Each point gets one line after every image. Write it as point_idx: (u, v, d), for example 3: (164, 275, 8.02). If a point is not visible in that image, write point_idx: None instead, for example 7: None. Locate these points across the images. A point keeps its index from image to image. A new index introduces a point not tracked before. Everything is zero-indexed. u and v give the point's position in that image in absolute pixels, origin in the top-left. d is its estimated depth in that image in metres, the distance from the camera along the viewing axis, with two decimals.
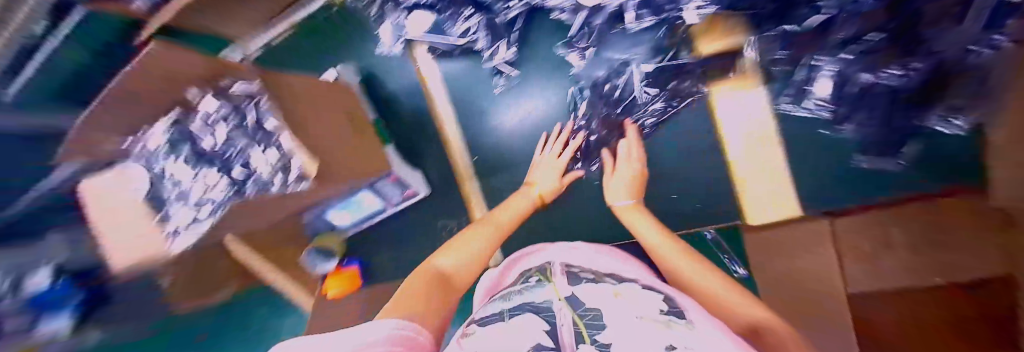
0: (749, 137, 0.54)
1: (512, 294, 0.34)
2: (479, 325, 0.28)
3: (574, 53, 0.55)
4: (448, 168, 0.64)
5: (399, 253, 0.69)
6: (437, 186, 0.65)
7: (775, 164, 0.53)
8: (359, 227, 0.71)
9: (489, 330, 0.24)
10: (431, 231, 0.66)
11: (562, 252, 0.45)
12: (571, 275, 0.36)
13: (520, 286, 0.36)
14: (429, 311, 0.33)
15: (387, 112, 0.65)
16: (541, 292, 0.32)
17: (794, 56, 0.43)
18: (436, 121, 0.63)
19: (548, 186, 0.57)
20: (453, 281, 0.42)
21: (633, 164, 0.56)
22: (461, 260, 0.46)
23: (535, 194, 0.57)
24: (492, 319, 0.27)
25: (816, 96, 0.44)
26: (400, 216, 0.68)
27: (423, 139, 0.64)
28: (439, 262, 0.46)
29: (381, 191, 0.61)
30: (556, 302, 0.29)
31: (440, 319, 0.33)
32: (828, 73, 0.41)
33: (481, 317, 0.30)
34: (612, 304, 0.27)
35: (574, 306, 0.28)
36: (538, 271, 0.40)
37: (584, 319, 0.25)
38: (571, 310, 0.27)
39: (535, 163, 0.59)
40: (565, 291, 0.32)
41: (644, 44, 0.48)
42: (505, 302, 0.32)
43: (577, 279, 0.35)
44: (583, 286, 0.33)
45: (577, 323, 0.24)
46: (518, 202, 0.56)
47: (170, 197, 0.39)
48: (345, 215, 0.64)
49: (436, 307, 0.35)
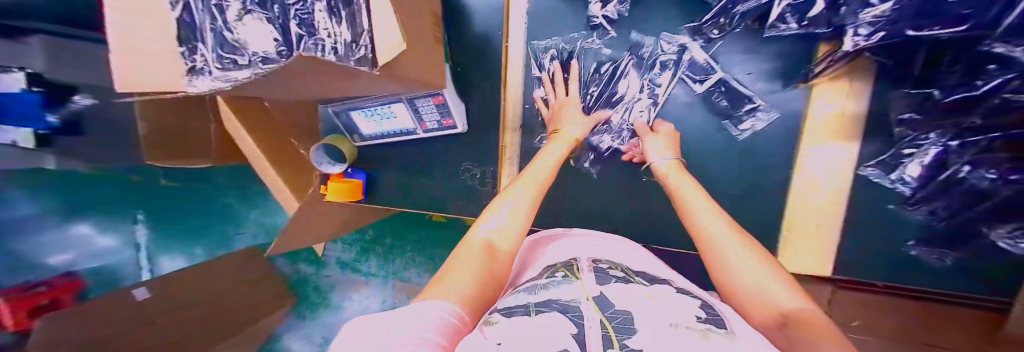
0: (831, 182, 0.47)
1: (538, 289, 0.28)
2: (499, 316, 0.23)
3: (696, 41, 0.49)
4: (496, 110, 0.60)
5: (425, 178, 0.67)
6: (475, 126, 0.62)
7: (829, 219, 0.49)
8: (378, 140, 0.68)
9: (509, 321, 0.21)
10: (450, 168, 0.65)
11: (575, 249, 0.40)
12: (599, 273, 0.31)
13: (544, 281, 0.30)
14: (475, 276, 0.27)
15: (455, 29, 0.59)
16: (567, 289, 0.26)
17: (920, 123, 0.38)
18: (503, 55, 0.58)
19: (579, 130, 0.49)
20: (499, 253, 0.31)
21: (671, 147, 0.47)
22: (505, 227, 0.34)
23: (571, 139, 0.47)
24: (517, 312, 0.23)
25: (905, 171, 0.41)
26: (431, 143, 0.65)
27: (482, 71, 0.59)
28: (481, 233, 0.32)
29: (418, 109, 0.58)
30: (584, 302, 0.24)
31: (484, 285, 0.28)
32: (931, 152, 0.38)
33: (504, 309, 0.24)
34: (646, 305, 0.23)
35: (603, 306, 0.23)
36: (564, 267, 0.33)
37: (614, 322, 0.20)
38: (599, 311, 0.22)
39: (559, 109, 0.52)
40: (594, 290, 0.26)
41: (764, 58, 0.47)
42: (529, 296, 0.27)
43: (605, 278, 0.29)
44: (613, 286, 0.27)
45: (607, 326, 0.20)
46: (553, 151, 0.44)
47: (200, 25, 0.36)
48: (372, 122, 0.63)
49: (485, 269, 0.29)
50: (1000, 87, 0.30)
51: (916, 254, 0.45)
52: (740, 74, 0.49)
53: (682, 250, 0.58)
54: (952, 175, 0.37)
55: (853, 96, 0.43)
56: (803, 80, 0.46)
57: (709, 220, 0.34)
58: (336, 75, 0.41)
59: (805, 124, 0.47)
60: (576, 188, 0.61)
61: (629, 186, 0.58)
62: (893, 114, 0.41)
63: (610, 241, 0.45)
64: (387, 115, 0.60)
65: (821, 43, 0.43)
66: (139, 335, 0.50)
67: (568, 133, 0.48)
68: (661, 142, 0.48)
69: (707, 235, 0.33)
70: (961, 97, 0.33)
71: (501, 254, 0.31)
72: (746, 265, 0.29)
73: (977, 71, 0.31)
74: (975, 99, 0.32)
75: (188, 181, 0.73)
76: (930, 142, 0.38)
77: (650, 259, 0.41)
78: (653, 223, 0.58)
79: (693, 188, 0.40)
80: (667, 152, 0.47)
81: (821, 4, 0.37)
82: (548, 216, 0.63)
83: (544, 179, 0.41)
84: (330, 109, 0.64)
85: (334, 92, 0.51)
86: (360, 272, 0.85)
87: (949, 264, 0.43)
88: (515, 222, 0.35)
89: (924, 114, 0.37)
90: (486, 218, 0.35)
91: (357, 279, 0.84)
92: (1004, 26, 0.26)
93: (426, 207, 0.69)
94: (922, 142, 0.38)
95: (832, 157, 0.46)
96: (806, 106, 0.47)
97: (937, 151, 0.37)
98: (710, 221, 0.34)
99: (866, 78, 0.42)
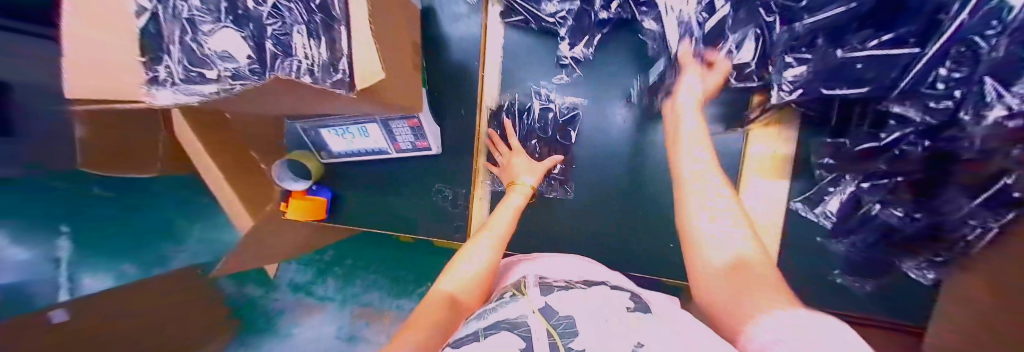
0: (769, 214, 0.54)
1: (486, 313, 0.28)
2: (450, 348, 0.24)
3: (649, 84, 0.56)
4: (471, 133, 0.62)
5: (395, 200, 0.67)
6: (448, 148, 0.63)
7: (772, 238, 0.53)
8: (349, 158, 0.67)
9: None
10: (421, 188, 0.65)
11: (546, 268, 0.42)
12: (544, 286, 0.32)
13: (493, 304, 0.30)
14: (429, 328, 0.30)
15: (432, 57, 0.62)
16: (515, 307, 0.27)
17: (840, 167, 0.44)
18: (479, 82, 0.61)
19: (531, 176, 0.52)
20: (460, 302, 0.34)
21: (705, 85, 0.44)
22: (465, 277, 0.38)
23: (528, 187, 0.51)
24: (467, 340, 0.23)
25: (828, 207, 0.48)
26: (403, 162, 0.65)
27: (459, 95, 0.62)
28: (442, 287, 0.36)
29: (392, 130, 0.58)
30: (531, 316, 0.25)
31: (437, 332, 0.29)
32: (848, 191, 0.44)
33: (454, 340, 0.25)
34: (583, 307, 0.26)
35: (548, 315, 0.25)
36: (513, 286, 0.34)
37: (559, 329, 0.23)
38: (545, 321, 0.24)
39: (512, 162, 0.56)
40: (538, 302, 0.27)
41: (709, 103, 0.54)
42: (478, 322, 0.27)
43: (549, 289, 0.30)
44: (556, 295, 0.28)
45: (554, 334, 0.22)
46: (513, 199, 0.49)
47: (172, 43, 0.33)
48: (341, 140, 0.62)
49: (442, 321, 0.31)
50: (899, 140, 0.35)
51: (844, 281, 0.51)
52: None
53: (648, 275, 0.59)
54: (867, 213, 0.42)
55: (783, 140, 0.52)
56: (740, 126, 0.54)
57: (694, 170, 0.36)
58: (306, 97, 0.41)
59: (744, 159, 0.55)
60: (546, 212, 0.63)
61: (596, 211, 0.61)
62: (816, 158, 0.48)
63: (585, 263, 0.47)
64: (360, 134, 0.60)
65: (756, 94, 0.49)
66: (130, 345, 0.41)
67: (525, 183, 0.51)
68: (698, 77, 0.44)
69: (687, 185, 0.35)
70: (869, 148, 0.39)
71: (463, 302, 0.34)
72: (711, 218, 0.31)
73: (882, 125, 0.37)
74: (879, 150, 0.38)
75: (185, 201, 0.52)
76: (846, 182, 0.44)
77: (608, 273, 0.44)
78: (616, 246, 0.60)
79: (697, 132, 0.40)
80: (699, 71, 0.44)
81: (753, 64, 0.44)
82: (520, 239, 0.63)
83: (504, 231, 0.45)
84: (297, 125, 0.63)
85: (300, 110, 0.50)
86: (314, 296, 0.66)
87: (870, 289, 0.49)
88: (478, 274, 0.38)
89: (842, 161, 0.43)
90: (449, 274, 0.38)
91: (311, 303, 0.65)
92: (898, 90, 0.32)
93: (396, 227, 0.67)
94: (840, 181, 0.45)
95: (770, 194, 0.54)
96: (745, 146, 0.55)
97: (852, 190, 0.44)
98: (696, 180, 0.35)
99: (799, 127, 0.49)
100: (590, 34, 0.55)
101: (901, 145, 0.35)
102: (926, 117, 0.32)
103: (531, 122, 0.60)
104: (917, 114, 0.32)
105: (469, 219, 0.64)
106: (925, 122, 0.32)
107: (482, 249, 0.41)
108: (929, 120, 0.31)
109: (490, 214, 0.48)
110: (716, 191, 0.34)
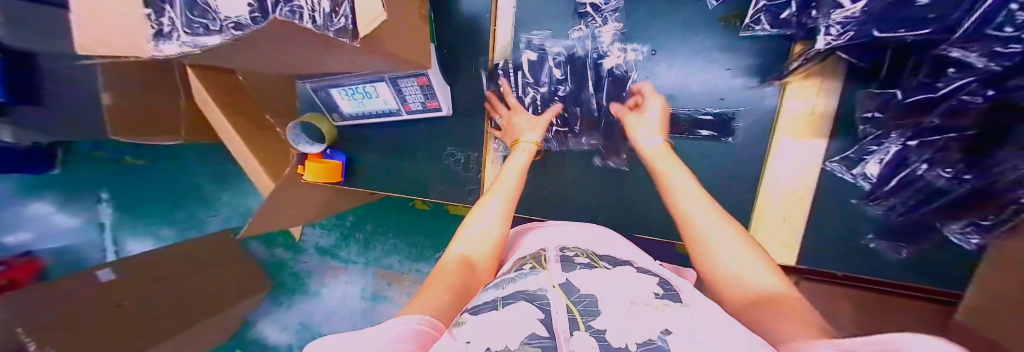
0: (802, 179, 0.48)
1: (505, 283, 0.28)
2: (468, 313, 0.23)
3: (680, 34, 0.50)
4: (481, 93, 0.59)
5: (406, 163, 0.67)
6: (460, 109, 0.61)
7: (801, 202, 0.49)
8: (357, 121, 0.66)
9: (479, 318, 0.21)
10: (433, 151, 0.65)
11: (558, 238, 0.42)
12: (565, 261, 0.31)
13: (512, 274, 0.30)
14: (448, 289, 0.30)
15: (440, 10, 0.58)
16: (535, 279, 0.27)
17: (886, 122, 0.39)
18: (490, 37, 0.57)
19: (534, 133, 0.51)
20: (474, 266, 0.35)
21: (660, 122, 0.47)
22: (479, 244, 0.37)
23: (533, 144, 0.49)
24: (484, 308, 0.23)
25: (866, 167, 0.43)
26: (413, 124, 0.64)
27: (469, 52, 0.58)
28: (458, 250, 0.36)
29: (402, 89, 0.56)
30: (551, 290, 0.25)
31: (458, 294, 0.30)
32: (892, 151, 0.39)
33: (472, 306, 0.25)
34: (607, 285, 0.25)
35: (570, 291, 0.24)
36: (532, 259, 0.34)
37: (580, 306, 0.22)
38: (566, 297, 0.23)
39: (514, 119, 0.54)
40: (560, 278, 0.27)
41: (746, 55, 0.48)
42: (496, 291, 0.27)
43: (570, 265, 0.30)
44: (579, 273, 0.28)
45: (574, 310, 0.22)
46: (518, 156, 0.48)
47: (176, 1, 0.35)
48: (353, 102, 0.61)
49: (460, 282, 0.31)
50: (959, 89, 0.30)
51: (876, 248, 0.47)
52: (729, 69, 0.49)
53: (659, 239, 0.58)
54: (909, 174, 0.38)
55: (824, 95, 0.44)
56: (778, 78, 0.46)
57: (681, 196, 0.37)
58: (312, 49, 0.39)
59: (777, 120, 0.48)
60: (558, 175, 0.61)
61: (613, 174, 0.58)
62: (860, 112, 0.42)
63: (593, 230, 0.46)
64: (369, 94, 0.58)
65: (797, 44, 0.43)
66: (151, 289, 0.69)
67: (529, 141, 0.50)
68: (646, 119, 0.47)
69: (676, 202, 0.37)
70: (923, 98, 0.34)
71: (478, 265, 0.35)
72: (711, 233, 0.33)
73: (939, 73, 0.32)
74: (933, 102, 0.33)
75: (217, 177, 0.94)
76: (891, 141, 0.39)
77: (618, 243, 0.43)
78: (626, 213, 0.59)
79: (682, 174, 0.40)
80: (655, 128, 0.46)
81: (792, 7, 0.39)
82: (530, 201, 0.63)
83: (513, 190, 0.44)
84: (308, 85, 0.62)
85: (301, 67, 0.49)
86: (338, 259, 0.98)
87: (904, 256, 0.45)
88: (491, 234, 0.39)
89: (888, 114, 0.38)
90: (461, 234, 0.38)
91: (336, 265, 0.98)
92: (960, 33, 0.28)
93: (410, 190, 0.67)
94: (883, 140, 0.40)
95: (801, 157, 0.48)
96: (779, 103, 0.47)
97: (897, 149, 0.39)
98: (689, 199, 0.36)
99: (846, 80, 0.43)
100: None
101: (959, 95, 0.31)
102: (991, 63, 0.27)
103: (545, 79, 0.55)
104: (981, 60, 0.28)
105: (483, 182, 0.63)
106: (990, 70, 0.28)
107: (492, 207, 0.41)
108: (993, 66, 0.27)
109: (496, 172, 0.47)
110: (694, 198, 0.36)
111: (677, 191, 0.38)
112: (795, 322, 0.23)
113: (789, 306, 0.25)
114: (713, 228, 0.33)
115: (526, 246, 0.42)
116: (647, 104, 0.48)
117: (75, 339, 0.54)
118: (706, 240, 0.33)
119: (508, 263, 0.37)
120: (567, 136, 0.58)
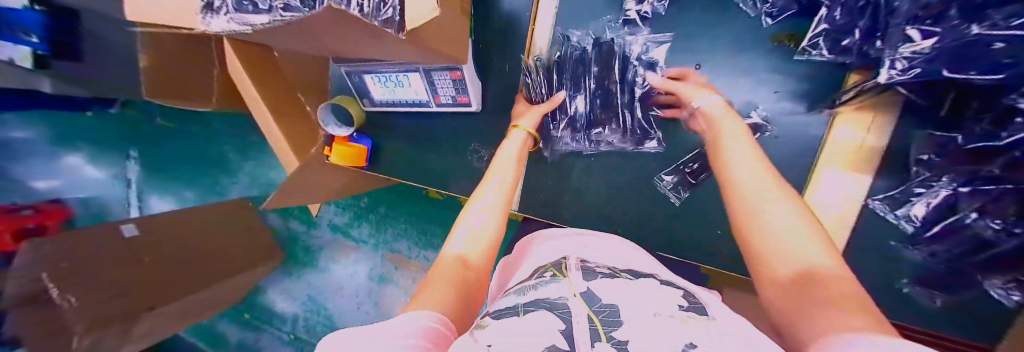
0: (840, 215, 0.46)
1: (526, 290, 0.27)
2: (490, 318, 0.23)
3: (732, 52, 0.48)
4: (513, 92, 0.59)
5: (431, 154, 0.67)
6: (489, 107, 0.60)
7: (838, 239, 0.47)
8: (384, 108, 0.66)
9: (499, 322, 0.21)
10: (459, 146, 0.64)
11: (584, 249, 0.41)
12: (586, 270, 0.31)
13: (532, 282, 0.30)
14: (456, 285, 0.29)
15: (483, 5, 0.57)
16: (556, 288, 0.26)
17: (942, 166, 0.37)
18: (528, 37, 0.56)
19: (531, 121, 0.51)
20: (471, 264, 0.33)
21: (704, 90, 0.42)
22: (473, 240, 0.36)
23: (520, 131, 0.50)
24: (507, 313, 0.23)
25: (909, 209, 0.41)
26: (440, 116, 0.64)
27: (504, 50, 0.58)
28: (452, 250, 0.34)
29: (434, 81, 0.57)
30: (571, 298, 0.24)
31: (462, 290, 0.29)
32: (940, 197, 0.38)
33: (494, 312, 0.25)
34: (629, 297, 0.24)
35: (591, 301, 0.23)
36: (553, 267, 0.33)
37: (601, 316, 0.21)
38: (587, 306, 0.23)
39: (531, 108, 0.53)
40: (580, 286, 0.26)
41: (797, 80, 0.45)
42: (516, 298, 0.27)
43: (592, 274, 0.29)
44: (599, 282, 0.27)
45: (595, 320, 0.21)
46: (513, 140, 0.48)
47: None
48: (385, 89, 0.61)
49: (460, 280, 0.30)
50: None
51: (910, 292, 0.45)
52: (778, 91, 0.47)
53: (681, 258, 0.57)
54: (958, 221, 0.37)
55: (875, 131, 0.42)
56: (828, 106, 0.44)
57: (738, 160, 0.32)
58: (356, 37, 0.40)
59: (824, 148, 0.46)
60: (582, 181, 0.60)
61: (641, 189, 0.57)
62: (914, 154, 0.40)
63: (612, 242, 0.45)
64: (403, 83, 0.59)
65: (854, 71, 0.41)
66: (186, 268, 0.77)
67: (523, 127, 0.50)
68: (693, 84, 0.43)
69: (729, 169, 0.32)
70: (981, 146, 0.32)
71: (473, 264, 0.33)
72: (776, 221, 0.26)
73: (1003, 124, 0.30)
74: (994, 150, 0.31)
75: (245, 150, 1.01)
76: (942, 185, 0.37)
77: (644, 259, 0.41)
78: (649, 227, 0.58)
79: (739, 133, 0.35)
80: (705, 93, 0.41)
81: (857, 35, 0.37)
82: (551, 205, 0.63)
83: (512, 180, 0.44)
84: (343, 69, 0.62)
85: (346, 53, 0.50)
86: (351, 237, 1.02)
87: (942, 306, 0.43)
88: (488, 227, 0.37)
89: (945, 157, 0.36)
90: (453, 235, 0.37)
91: (348, 243, 1.02)
92: None
93: (432, 181, 0.68)
94: (934, 183, 0.38)
95: (844, 191, 0.45)
96: (828, 133, 0.45)
97: (948, 194, 0.37)
98: (744, 167, 0.31)
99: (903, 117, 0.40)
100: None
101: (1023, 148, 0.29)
102: None
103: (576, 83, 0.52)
104: None
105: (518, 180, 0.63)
106: None
107: (490, 189, 0.41)
108: None
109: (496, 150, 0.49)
110: (748, 167, 0.31)
111: (733, 165, 0.32)
112: (834, 315, 0.19)
113: (838, 300, 0.20)
114: (777, 218, 0.26)
115: (552, 251, 0.42)
116: (677, 83, 0.45)
117: (113, 284, 0.66)
118: (754, 212, 0.28)
119: (529, 272, 0.36)
120: (598, 148, 0.57)
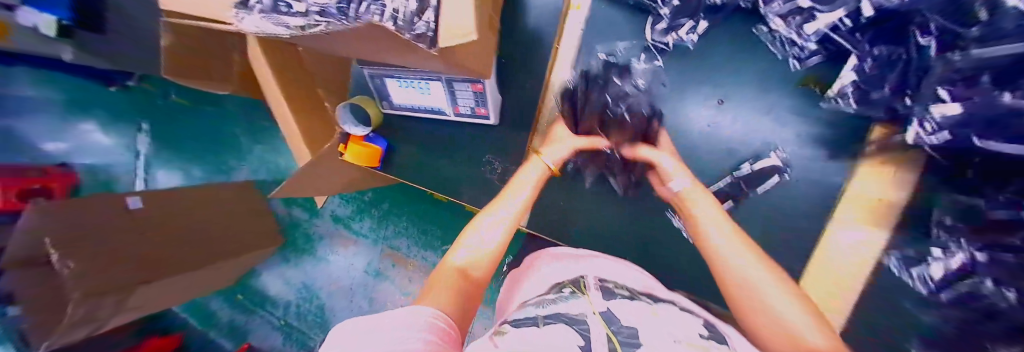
0: (851, 267, 0.45)
1: (546, 303, 0.27)
2: (508, 325, 0.23)
3: (755, 91, 0.48)
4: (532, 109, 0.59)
5: (443, 161, 0.67)
6: (507, 121, 0.61)
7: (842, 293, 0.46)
8: (402, 111, 0.67)
9: (519, 331, 0.21)
10: (471, 156, 0.65)
11: (594, 269, 0.40)
12: (605, 291, 0.30)
13: (552, 295, 0.30)
14: (451, 291, 0.30)
15: (510, 20, 0.57)
16: (576, 304, 0.26)
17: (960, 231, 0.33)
18: (552, 58, 0.56)
19: (558, 157, 0.50)
20: (470, 275, 0.34)
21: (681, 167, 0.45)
22: (475, 253, 0.36)
23: (545, 164, 0.48)
24: (525, 323, 0.23)
25: (925, 271, 0.37)
26: (456, 125, 0.64)
27: (527, 67, 0.58)
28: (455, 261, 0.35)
29: (455, 92, 0.57)
30: (591, 316, 0.24)
31: (458, 298, 0.30)
32: (954, 263, 0.34)
33: (513, 320, 0.25)
34: (649, 321, 0.23)
35: (610, 321, 0.23)
36: (571, 284, 0.33)
37: (620, 337, 0.20)
38: (606, 326, 0.22)
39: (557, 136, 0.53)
40: (600, 306, 0.26)
41: (820, 124, 0.46)
42: (536, 309, 0.26)
43: (611, 295, 0.29)
44: (619, 303, 0.27)
45: (614, 341, 0.20)
46: (529, 171, 0.47)
47: None
48: (404, 93, 0.62)
49: (460, 292, 0.31)
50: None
51: None
52: (799, 134, 0.47)
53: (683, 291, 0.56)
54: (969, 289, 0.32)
55: (896, 187, 0.40)
56: (850, 155, 0.44)
57: (711, 225, 0.36)
58: (386, 48, 0.40)
59: (842, 196, 0.46)
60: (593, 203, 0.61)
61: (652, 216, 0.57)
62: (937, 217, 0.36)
63: (622, 266, 0.45)
64: (425, 90, 0.59)
65: (877, 124, 0.40)
66: (198, 248, 0.79)
67: (545, 159, 0.49)
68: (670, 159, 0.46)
69: (705, 236, 0.36)
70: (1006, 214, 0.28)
71: (474, 277, 0.34)
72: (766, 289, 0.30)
73: None
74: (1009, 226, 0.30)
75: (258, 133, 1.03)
76: (958, 249, 0.33)
77: (650, 280, 0.41)
78: (655, 254, 0.57)
79: (710, 206, 0.39)
80: (682, 172, 0.45)
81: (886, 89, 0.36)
82: (560, 223, 0.63)
83: (526, 199, 0.43)
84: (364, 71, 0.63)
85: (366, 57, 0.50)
86: (350, 229, 1.02)
87: None
88: (491, 243, 0.37)
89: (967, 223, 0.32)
90: (463, 239, 0.37)
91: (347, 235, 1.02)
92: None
93: (440, 188, 0.68)
94: (951, 247, 0.34)
95: (855, 243, 0.45)
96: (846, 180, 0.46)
97: (963, 259, 0.33)
98: (719, 231, 0.36)
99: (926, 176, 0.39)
100: (695, 17, 0.46)
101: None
102: None
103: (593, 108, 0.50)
104: None
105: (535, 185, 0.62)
106: None
107: (504, 206, 0.41)
108: None
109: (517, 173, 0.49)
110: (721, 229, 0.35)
111: (718, 249, 0.34)
112: None
113: None
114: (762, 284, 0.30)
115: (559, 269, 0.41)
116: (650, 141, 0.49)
117: (117, 252, 0.67)
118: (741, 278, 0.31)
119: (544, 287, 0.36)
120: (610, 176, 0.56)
